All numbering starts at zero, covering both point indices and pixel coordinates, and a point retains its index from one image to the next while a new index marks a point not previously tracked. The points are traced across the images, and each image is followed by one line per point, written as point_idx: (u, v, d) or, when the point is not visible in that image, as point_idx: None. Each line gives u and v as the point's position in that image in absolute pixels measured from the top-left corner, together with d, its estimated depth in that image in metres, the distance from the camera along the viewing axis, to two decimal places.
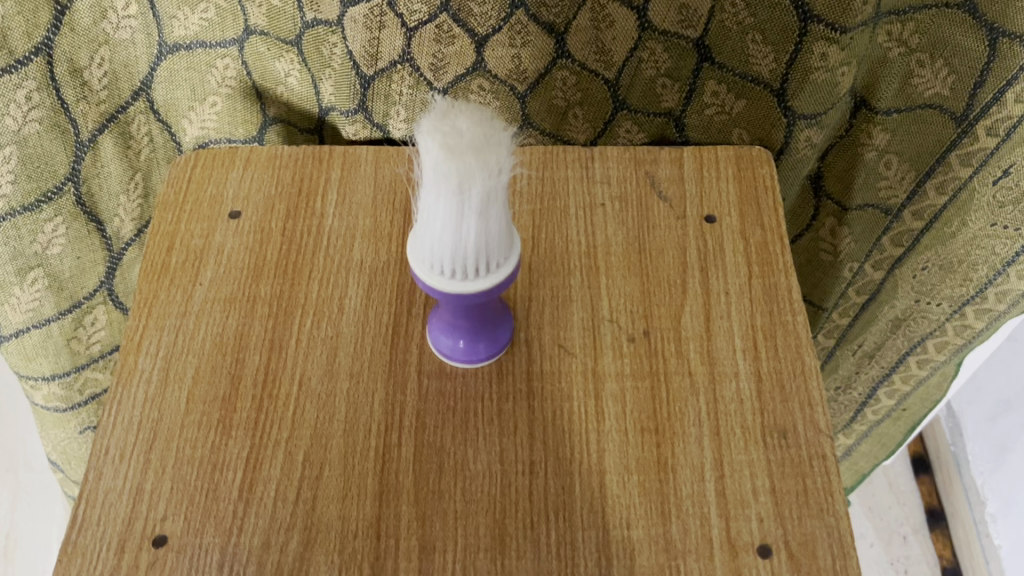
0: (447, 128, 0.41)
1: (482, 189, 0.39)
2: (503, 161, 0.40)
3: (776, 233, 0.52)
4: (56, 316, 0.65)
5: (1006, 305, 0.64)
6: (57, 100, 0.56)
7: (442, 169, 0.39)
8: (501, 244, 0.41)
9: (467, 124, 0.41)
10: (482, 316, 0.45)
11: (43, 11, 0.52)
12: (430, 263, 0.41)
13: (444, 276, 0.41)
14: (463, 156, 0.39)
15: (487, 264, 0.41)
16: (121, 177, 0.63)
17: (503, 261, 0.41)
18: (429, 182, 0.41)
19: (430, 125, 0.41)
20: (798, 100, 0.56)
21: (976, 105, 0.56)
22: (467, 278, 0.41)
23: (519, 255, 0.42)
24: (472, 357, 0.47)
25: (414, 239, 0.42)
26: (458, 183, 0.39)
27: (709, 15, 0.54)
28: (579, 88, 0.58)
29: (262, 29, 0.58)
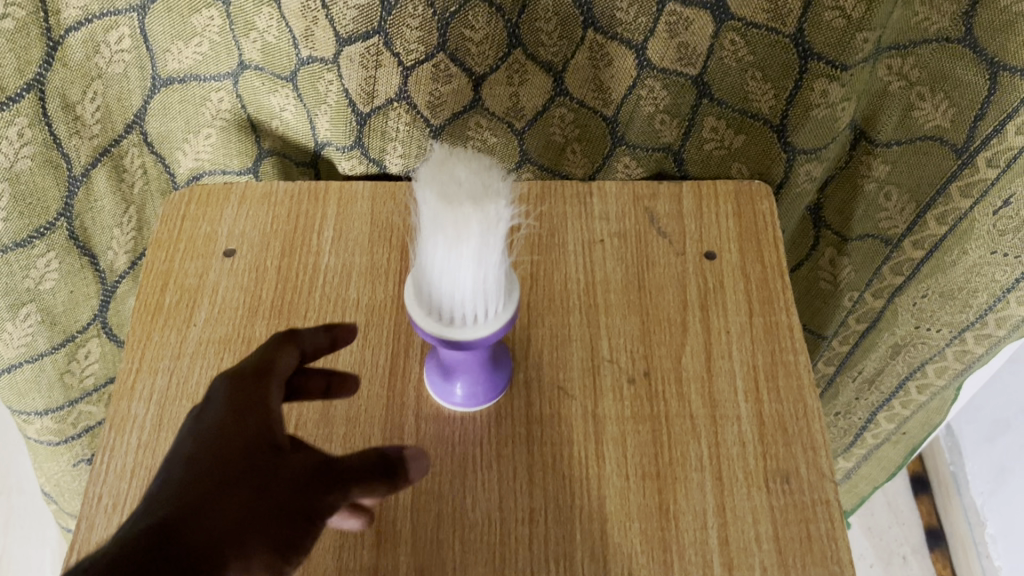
0: (444, 178, 0.40)
1: (480, 237, 0.39)
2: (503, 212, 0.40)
3: (777, 270, 0.52)
4: (50, 350, 0.65)
5: (1006, 330, 0.64)
6: (50, 136, 0.55)
7: (440, 216, 0.39)
8: (500, 291, 0.40)
9: (466, 174, 0.40)
10: (481, 360, 0.45)
11: (36, 48, 0.52)
12: (428, 309, 0.41)
13: (440, 321, 0.40)
14: (461, 206, 0.39)
15: (485, 311, 0.41)
16: (114, 211, 0.63)
17: (502, 308, 0.41)
18: (427, 232, 0.40)
19: (428, 176, 0.40)
20: (797, 136, 0.54)
21: (978, 137, 0.56)
22: (465, 325, 0.40)
23: (518, 301, 0.41)
24: (471, 402, 0.46)
25: (413, 284, 0.41)
26: (456, 230, 0.38)
27: (709, 52, 0.50)
28: (577, 124, 0.57)
29: (256, 64, 0.58)
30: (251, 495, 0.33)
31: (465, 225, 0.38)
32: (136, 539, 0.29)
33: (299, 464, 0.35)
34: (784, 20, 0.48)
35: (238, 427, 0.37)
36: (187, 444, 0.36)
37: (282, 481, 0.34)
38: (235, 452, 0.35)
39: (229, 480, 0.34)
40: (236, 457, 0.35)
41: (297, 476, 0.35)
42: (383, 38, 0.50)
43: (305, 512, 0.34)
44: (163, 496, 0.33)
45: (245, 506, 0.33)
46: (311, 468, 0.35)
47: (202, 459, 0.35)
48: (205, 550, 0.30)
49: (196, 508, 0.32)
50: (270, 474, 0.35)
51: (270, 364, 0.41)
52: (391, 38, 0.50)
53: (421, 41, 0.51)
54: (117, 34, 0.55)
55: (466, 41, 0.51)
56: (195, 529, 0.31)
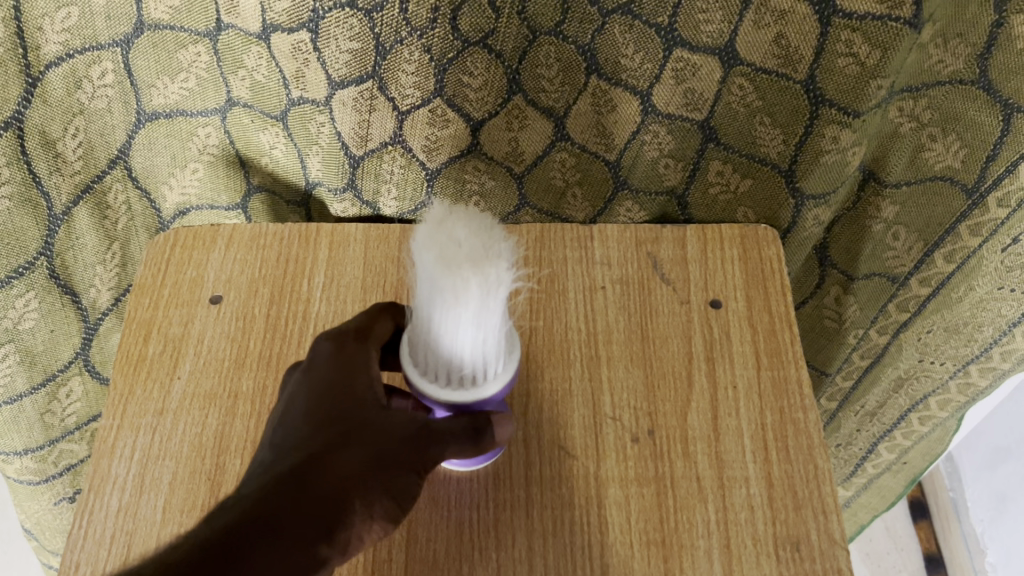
0: (443, 238, 0.38)
1: (479, 300, 0.37)
2: (504, 273, 0.38)
3: (785, 321, 0.50)
4: (29, 391, 0.62)
5: (1011, 363, 0.64)
6: (28, 174, 0.53)
7: (436, 279, 0.37)
8: (499, 351, 0.40)
9: (466, 234, 0.38)
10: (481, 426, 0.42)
11: (13, 85, 0.50)
12: (425, 369, 0.40)
13: (437, 382, 0.39)
14: (460, 270, 0.36)
15: (484, 372, 0.40)
16: (97, 248, 0.60)
17: (501, 367, 0.40)
18: (426, 292, 0.38)
19: (426, 236, 0.38)
20: (807, 180, 0.52)
21: (989, 178, 0.54)
22: (463, 386, 0.39)
23: (518, 359, 0.41)
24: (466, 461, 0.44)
25: (410, 341, 0.40)
26: (454, 294, 0.36)
27: (715, 97, 0.49)
28: (579, 169, 0.55)
29: (245, 102, 0.56)
30: (367, 448, 0.38)
31: (463, 290, 0.36)
32: (272, 501, 0.35)
33: (407, 419, 0.39)
34: (794, 66, 0.46)
35: (347, 386, 0.40)
36: (304, 397, 0.40)
37: (390, 438, 0.38)
38: (347, 406, 0.39)
39: (350, 434, 0.38)
40: (348, 410, 0.39)
41: (402, 434, 0.38)
42: (377, 83, 0.49)
43: (409, 465, 0.38)
44: (294, 448, 0.38)
45: (368, 457, 0.37)
46: (413, 427, 0.38)
47: (322, 411, 0.39)
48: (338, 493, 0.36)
49: (321, 458, 0.37)
50: (380, 427, 0.38)
51: (368, 328, 0.43)
52: (386, 83, 0.49)
53: (417, 87, 0.49)
54: (100, 69, 0.53)
55: (464, 87, 0.49)
56: (327, 477, 0.37)
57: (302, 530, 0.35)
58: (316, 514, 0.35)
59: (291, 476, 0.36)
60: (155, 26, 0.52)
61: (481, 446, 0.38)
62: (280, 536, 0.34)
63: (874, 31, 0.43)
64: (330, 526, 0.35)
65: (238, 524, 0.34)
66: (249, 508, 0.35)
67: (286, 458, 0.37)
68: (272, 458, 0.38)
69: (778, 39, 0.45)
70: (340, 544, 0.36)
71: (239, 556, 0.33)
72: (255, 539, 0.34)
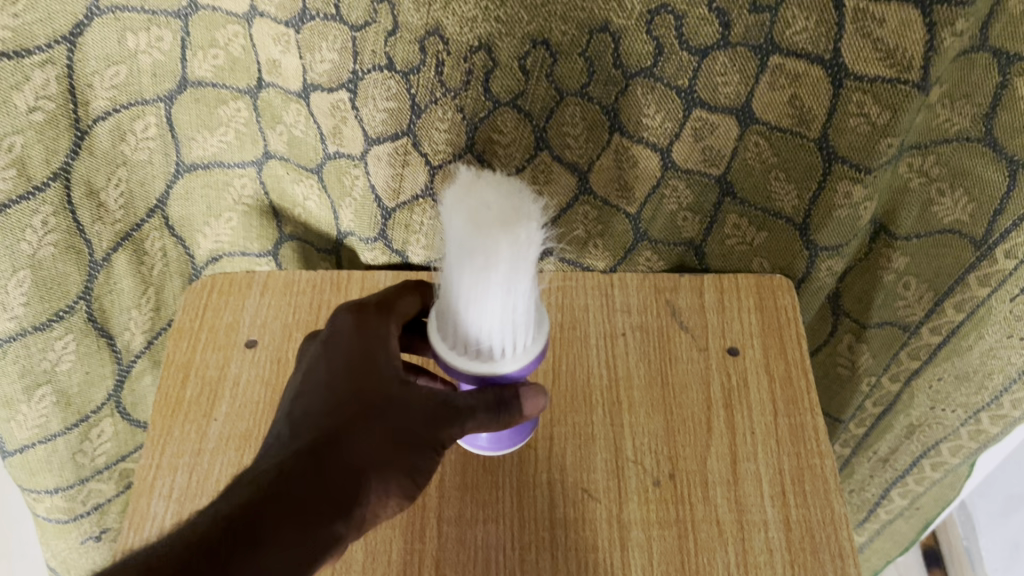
0: (471, 202, 0.39)
1: (509, 262, 0.39)
2: (533, 235, 0.40)
3: (801, 368, 0.52)
4: (63, 431, 0.64)
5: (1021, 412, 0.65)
6: (74, 222, 0.55)
7: (470, 245, 0.39)
8: (527, 321, 0.42)
9: (495, 196, 0.39)
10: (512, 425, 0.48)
11: (63, 138, 0.52)
12: (457, 338, 0.42)
13: (467, 352, 0.42)
14: (491, 233, 0.38)
15: (513, 342, 0.42)
16: (134, 294, 0.63)
17: (528, 338, 0.42)
18: (458, 257, 0.40)
19: (456, 198, 0.40)
20: (820, 234, 0.53)
21: (997, 230, 0.55)
22: (492, 355, 0.42)
23: (544, 333, 0.43)
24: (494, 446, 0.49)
25: (441, 310, 0.43)
26: (486, 256, 0.38)
27: (732, 154, 0.51)
28: (601, 221, 0.57)
29: (282, 155, 0.59)
30: (387, 428, 0.42)
31: (496, 257, 0.39)
32: (293, 475, 0.40)
33: (425, 399, 0.42)
34: (809, 126, 0.48)
35: (368, 363, 0.44)
36: (325, 374, 0.44)
37: (410, 413, 0.42)
38: (369, 383, 0.43)
39: (371, 412, 0.42)
40: (368, 386, 0.43)
41: (418, 414, 0.42)
42: (412, 139, 0.53)
43: (426, 441, 0.42)
44: (314, 423, 0.42)
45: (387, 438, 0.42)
46: (432, 404, 0.42)
47: (344, 387, 0.43)
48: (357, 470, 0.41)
49: (342, 437, 0.41)
50: (400, 406, 0.42)
51: (393, 306, 0.48)
52: (420, 139, 0.53)
53: (449, 143, 0.53)
54: (143, 123, 0.55)
55: (494, 143, 0.53)
56: (346, 454, 0.41)
57: (317, 505, 0.39)
58: (331, 490, 0.40)
59: (310, 452, 0.41)
60: (198, 82, 0.56)
61: (508, 419, 0.41)
62: (297, 509, 0.39)
63: (886, 93, 0.45)
64: (344, 503, 0.40)
65: (260, 503, 0.38)
66: (270, 480, 0.39)
67: (306, 433, 0.42)
68: (293, 432, 0.42)
69: (793, 100, 0.47)
70: (355, 522, 0.40)
71: (259, 526, 0.38)
72: (275, 510, 0.38)
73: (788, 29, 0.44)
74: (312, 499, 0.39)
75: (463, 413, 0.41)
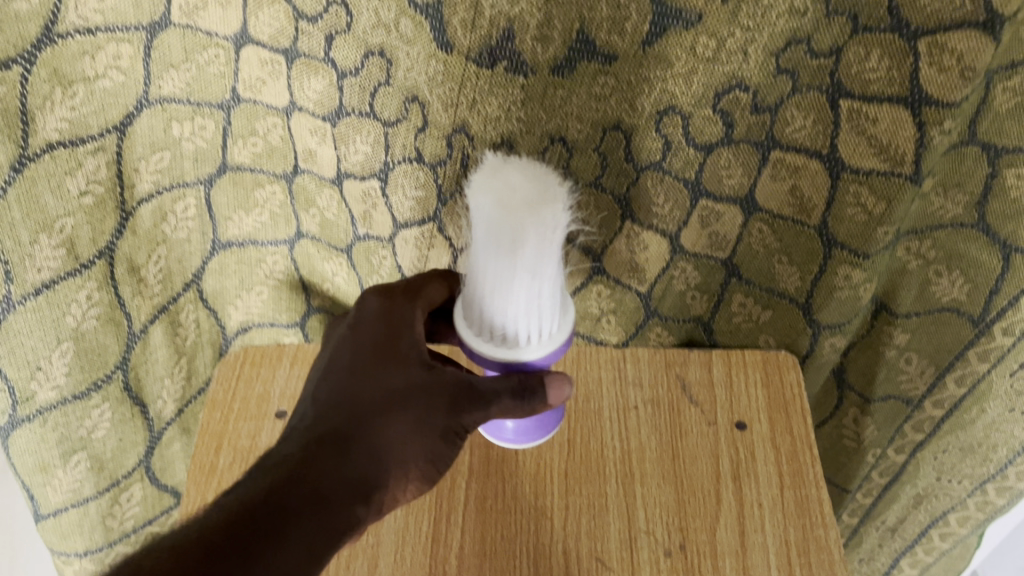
0: (497, 187, 0.43)
1: (534, 241, 0.43)
2: (558, 218, 0.44)
3: (806, 442, 0.54)
4: (95, 495, 0.67)
5: None
6: (115, 296, 0.59)
7: (497, 224, 0.43)
8: (552, 307, 0.45)
9: (521, 180, 0.43)
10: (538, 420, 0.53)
11: (110, 218, 0.56)
12: (483, 322, 0.46)
13: (493, 335, 0.45)
14: (516, 213, 0.42)
15: (537, 328, 0.46)
16: (168, 362, 0.66)
17: (552, 324, 0.46)
18: (484, 238, 0.44)
19: (484, 181, 0.44)
20: (822, 313, 0.56)
21: (993, 308, 0.57)
22: (517, 339, 0.45)
23: (568, 321, 0.47)
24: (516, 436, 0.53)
25: (468, 295, 0.46)
26: (513, 233, 0.42)
27: (737, 239, 0.54)
28: (614, 299, 0.61)
29: (314, 234, 0.65)
30: (412, 412, 0.46)
31: (522, 236, 0.42)
32: (322, 457, 0.44)
33: (447, 386, 0.47)
34: (809, 214, 0.51)
35: (396, 347, 0.49)
36: (354, 357, 0.49)
37: (433, 396, 0.47)
38: (396, 366, 0.48)
39: (396, 397, 0.47)
40: (396, 371, 0.48)
41: (440, 400, 0.47)
42: (436, 224, 0.59)
43: (447, 424, 0.47)
44: (343, 405, 0.47)
45: (409, 423, 0.46)
46: (455, 387, 0.47)
47: (373, 370, 0.48)
48: (381, 453, 0.45)
49: (368, 421, 0.46)
50: (423, 391, 0.47)
51: (420, 292, 0.52)
52: (444, 224, 0.59)
53: None
54: (184, 204, 0.60)
55: None
56: (372, 438, 0.46)
57: (342, 488, 0.44)
58: (356, 474, 0.44)
59: (338, 434, 0.45)
60: (237, 167, 0.61)
61: (531, 405, 0.45)
62: (326, 491, 0.43)
63: (880, 185, 0.47)
64: (369, 483, 0.45)
65: (288, 485, 0.42)
66: (299, 463, 0.43)
67: (336, 413, 0.46)
68: (322, 412, 0.47)
69: (795, 190, 0.50)
70: (375, 502, 0.45)
71: (289, 510, 0.41)
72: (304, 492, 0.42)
73: (788, 126, 0.47)
74: (339, 480, 0.44)
75: (489, 399, 0.45)
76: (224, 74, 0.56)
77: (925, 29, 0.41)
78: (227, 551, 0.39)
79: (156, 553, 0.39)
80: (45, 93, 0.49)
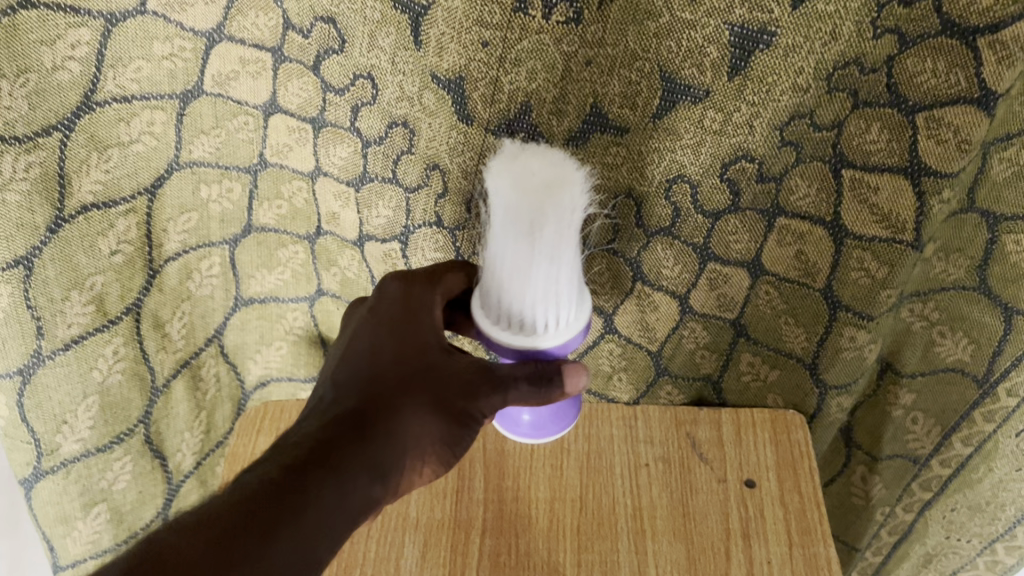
0: (516, 171, 0.44)
1: (551, 224, 0.43)
2: (576, 200, 0.44)
3: (814, 501, 0.55)
4: (114, 546, 0.68)
5: None
6: (140, 351, 0.61)
7: (514, 206, 0.43)
8: (569, 296, 0.46)
9: (538, 164, 0.44)
10: (558, 414, 0.54)
11: (138, 275, 0.58)
12: (501, 312, 0.46)
13: (510, 324, 0.46)
14: (533, 195, 0.43)
15: (555, 318, 0.46)
16: (188, 416, 0.68)
17: (569, 313, 0.46)
18: (501, 224, 0.45)
19: (500, 164, 0.45)
20: (829, 373, 0.57)
21: (996, 370, 0.58)
22: (535, 329, 0.46)
23: (585, 312, 0.47)
24: (534, 430, 0.54)
25: (486, 285, 0.47)
26: (530, 216, 0.43)
27: (745, 299, 0.56)
28: (624, 357, 0.63)
29: (334, 292, 0.67)
30: (428, 396, 0.48)
31: (542, 218, 0.43)
32: (338, 438, 0.45)
33: (464, 372, 0.48)
34: (814, 277, 0.53)
35: (413, 329, 0.49)
36: (372, 338, 0.50)
37: (450, 381, 0.48)
38: (414, 350, 0.49)
39: (413, 379, 0.48)
40: (414, 353, 0.49)
41: (456, 386, 0.48)
42: None
43: (464, 409, 0.48)
44: (360, 387, 0.48)
45: (425, 407, 0.47)
46: (473, 372, 0.48)
47: (390, 352, 0.49)
48: (395, 433, 0.47)
49: (383, 403, 0.47)
50: (440, 374, 0.48)
51: (439, 277, 0.52)
52: None
53: None
54: (208, 262, 0.63)
55: None
56: (387, 419, 0.47)
57: (358, 467, 0.45)
58: (372, 454, 0.46)
59: (354, 415, 0.46)
60: (262, 228, 0.64)
61: (548, 394, 0.46)
62: (341, 470, 0.44)
63: (884, 251, 0.49)
64: (383, 464, 0.46)
65: (304, 465, 0.44)
66: (315, 445, 0.45)
67: (353, 394, 0.48)
68: (338, 394, 0.48)
69: (800, 255, 0.52)
70: (389, 483, 0.46)
71: (305, 490, 0.43)
72: (320, 472, 0.44)
73: (792, 195, 0.50)
74: (356, 461, 0.45)
75: (506, 384, 0.46)
76: (252, 139, 0.59)
77: (921, 105, 0.43)
78: (245, 530, 0.41)
79: (177, 532, 0.41)
80: (82, 157, 0.52)
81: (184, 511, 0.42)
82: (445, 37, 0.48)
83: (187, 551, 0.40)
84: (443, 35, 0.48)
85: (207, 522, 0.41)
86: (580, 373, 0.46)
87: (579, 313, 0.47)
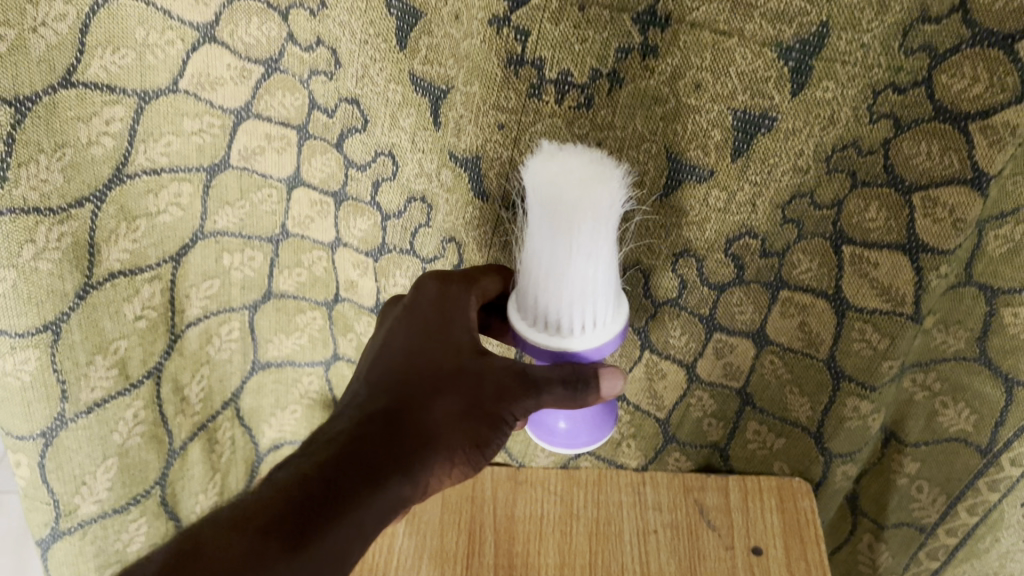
0: (554, 170, 0.45)
1: (589, 225, 0.44)
2: (614, 200, 0.45)
3: (821, 569, 0.56)
4: None
5: None
6: (159, 414, 0.63)
7: (552, 206, 0.44)
8: (605, 300, 0.46)
9: (577, 166, 0.45)
10: (594, 422, 0.51)
11: (160, 339, 0.60)
12: (537, 314, 0.47)
13: (547, 326, 0.46)
14: (572, 194, 0.44)
15: (591, 321, 0.46)
16: (202, 478, 0.70)
17: (606, 317, 0.47)
18: (539, 224, 0.45)
19: (539, 165, 0.45)
20: (833, 441, 0.58)
21: (999, 441, 0.59)
22: (571, 331, 0.46)
23: (623, 318, 0.47)
24: (570, 441, 0.51)
25: (522, 287, 0.47)
26: (568, 215, 0.44)
27: (750, 368, 0.58)
28: (633, 423, 0.64)
29: (349, 356, 0.69)
30: (461, 397, 0.46)
31: (580, 215, 0.44)
32: (369, 436, 0.44)
33: (499, 375, 0.47)
34: (817, 347, 0.54)
35: (447, 330, 0.49)
36: (405, 338, 0.49)
37: (484, 383, 0.47)
38: (448, 352, 0.48)
39: (445, 381, 0.47)
40: (447, 355, 0.48)
41: (489, 389, 0.47)
42: None
43: (498, 412, 0.46)
44: (392, 387, 0.47)
45: (458, 409, 0.46)
46: (509, 374, 0.46)
47: (423, 353, 0.48)
48: (427, 435, 0.45)
49: (415, 404, 0.46)
50: (474, 376, 0.47)
51: (475, 278, 0.51)
52: None
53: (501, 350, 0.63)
54: (228, 327, 0.65)
55: None
56: (420, 419, 0.46)
57: (388, 467, 0.44)
58: (403, 454, 0.44)
59: (385, 414, 0.45)
60: (281, 295, 0.66)
61: (584, 398, 0.45)
62: (371, 469, 0.43)
63: (885, 323, 0.50)
64: (415, 464, 0.45)
65: (334, 463, 0.42)
66: (345, 443, 0.44)
67: (384, 393, 0.47)
68: (369, 392, 0.47)
69: (802, 325, 0.53)
70: (420, 485, 0.45)
71: (333, 491, 0.42)
72: (349, 471, 0.43)
73: (794, 269, 0.51)
74: (388, 460, 0.44)
75: (541, 386, 0.45)
76: (275, 211, 0.61)
77: (918, 185, 0.45)
78: (278, 530, 0.40)
79: (209, 532, 0.40)
80: (111, 228, 0.54)
81: (218, 510, 0.42)
82: (464, 119, 0.51)
83: (221, 547, 0.39)
84: (461, 117, 0.51)
85: (237, 523, 0.40)
86: (616, 378, 0.46)
87: (615, 316, 0.47)
